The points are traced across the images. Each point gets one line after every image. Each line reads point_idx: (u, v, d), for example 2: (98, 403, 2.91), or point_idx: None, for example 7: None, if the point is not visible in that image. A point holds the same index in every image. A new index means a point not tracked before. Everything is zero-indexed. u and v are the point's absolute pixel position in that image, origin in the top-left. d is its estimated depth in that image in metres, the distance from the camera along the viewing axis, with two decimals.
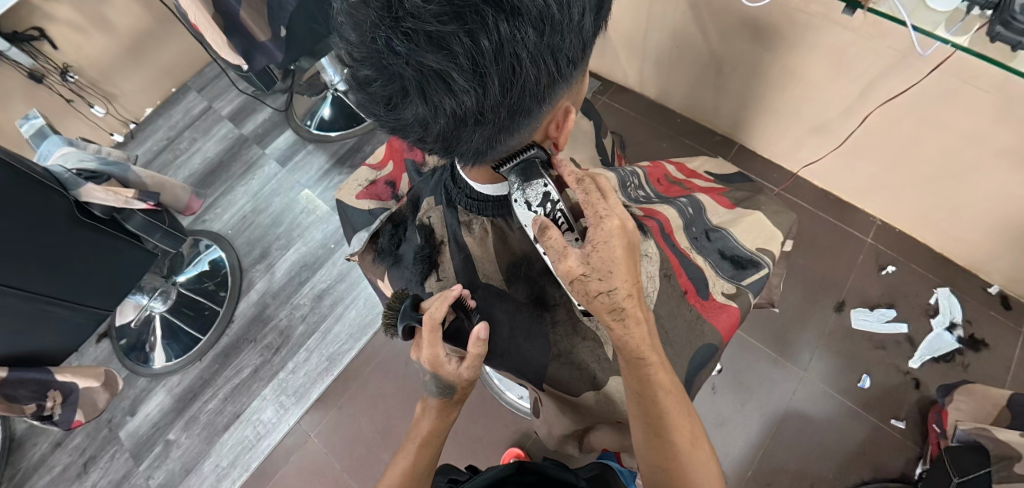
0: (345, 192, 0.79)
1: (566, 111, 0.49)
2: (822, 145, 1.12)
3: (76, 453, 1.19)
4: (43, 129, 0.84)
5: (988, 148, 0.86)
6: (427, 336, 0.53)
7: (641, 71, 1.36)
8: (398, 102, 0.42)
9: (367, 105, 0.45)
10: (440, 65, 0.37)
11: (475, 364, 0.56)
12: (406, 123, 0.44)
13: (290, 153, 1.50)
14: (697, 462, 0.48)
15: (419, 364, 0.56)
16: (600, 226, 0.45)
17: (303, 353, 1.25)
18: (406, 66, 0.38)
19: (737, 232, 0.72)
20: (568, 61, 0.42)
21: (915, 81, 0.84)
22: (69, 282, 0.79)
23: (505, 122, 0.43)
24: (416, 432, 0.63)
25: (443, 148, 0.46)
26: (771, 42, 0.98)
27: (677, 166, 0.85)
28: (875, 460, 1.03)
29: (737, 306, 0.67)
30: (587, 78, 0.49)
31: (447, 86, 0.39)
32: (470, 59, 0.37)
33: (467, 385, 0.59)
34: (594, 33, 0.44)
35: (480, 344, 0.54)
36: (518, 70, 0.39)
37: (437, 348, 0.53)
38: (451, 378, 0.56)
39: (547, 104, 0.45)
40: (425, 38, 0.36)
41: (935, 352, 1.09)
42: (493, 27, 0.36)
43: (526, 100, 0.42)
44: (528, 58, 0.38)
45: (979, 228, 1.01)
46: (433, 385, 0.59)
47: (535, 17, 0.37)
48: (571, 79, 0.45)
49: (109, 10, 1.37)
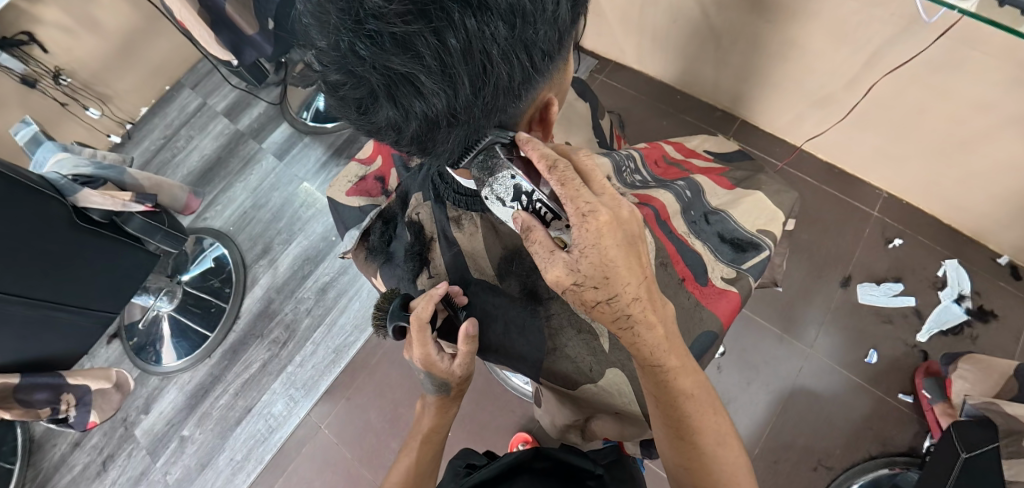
0: (336, 188, 0.78)
1: (548, 103, 0.47)
2: (825, 118, 1.10)
3: (95, 453, 1.21)
4: (38, 135, 0.84)
5: (998, 115, 0.83)
6: (417, 336, 0.53)
7: (639, 47, 1.33)
8: (368, 105, 0.41)
9: (340, 109, 0.44)
10: (406, 68, 0.36)
11: (467, 359, 0.57)
12: (380, 127, 0.43)
13: (287, 147, 1.49)
14: (721, 460, 0.50)
15: (413, 363, 0.56)
16: (585, 223, 0.42)
17: (310, 346, 1.25)
18: (373, 70, 0.37)
19: (736, 214, 0.71)
20: (544, 55, 0.41)
21: (922, 48, 0.81)
22: (71, 287, 0.80)
23: (480, 122, 0.42)
24: (421, 428, 0.63)
25: (419, 150, 0.45)
26: (770, 13, 0.96)
27: (675, 146, 0.84)
28: (883, 434, 1.03)
29: (737, 291, 0.66)
30: (568, 66, 0.47)
31: (416, 89, 0.38)
32: (437, 60, 0.36)
33: (460, 382, 0.59)
34: (571, 22, 0.42)
35: (470, 341, 0.55)
36: (489, 69, 0.38)
37: (429, 347, 0.53)
38: (445, 376, 0.57)
39: (524, 100, 0.44)
40: (390, 40, 0.35)
41: (943, 325, 1.08)
42: (459, 24, 0.35)
43: (500, 98, 0.41)
44: (499, 55, 0.37)
45: (988, 197, 0.99)
46: (429, 381, 0.59)
47: (505, 11, 0.35)
48: (548, 72, 0.43)
49: (97, 10, 1.36)
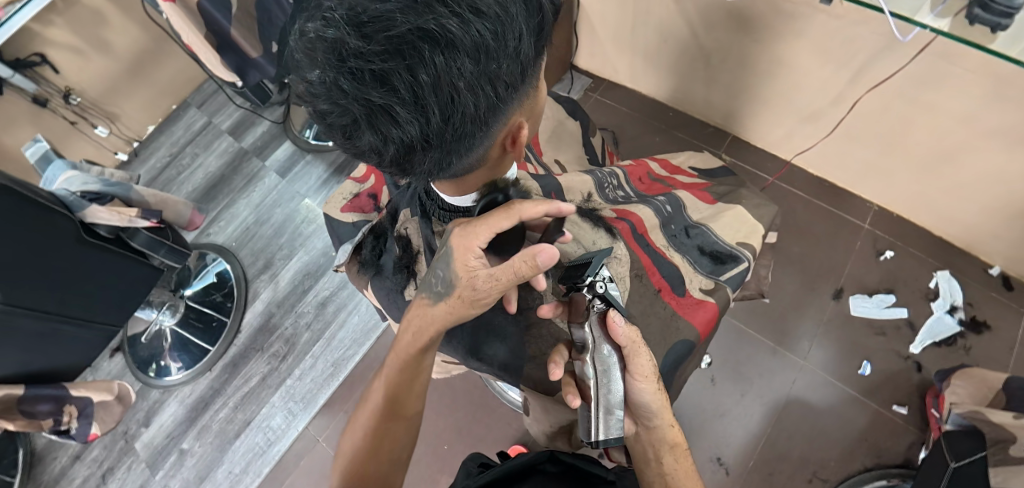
0: (331, 205, 0.81)
1: (519, 126, 0.49)
2: (813, 134, 1.13)
3: (95, 466, 1.22)
4: (48, 152, 0.87)
5: (982, 127, 0.86)
6: (495, 218, 0.48)
7: (631, 65, 1.36)
8: (352, 131, 0.43)
9: (327, 134, 0.47)
10: (383, 100, 0.39)
11: (501, 277, 0.48)
12: (363, 150, 0.45)
13: (289, 165, 1.52)
14: None
15: (451, 233, 0.51)
16: None
17: (309, 360, 1.27)
18: (354, 102, 0.40)
19: (717, 228, 0.73)
20: (509, 86, 0.43)
21: (904, 64, 0.84)
22: (79, 301, 0.82)
23: (452, 147, 0.45)
24: (406, 346, 0.54)
25: (399, 171, 0.48)
26: (756, 32, 1.00)
27: (661, 163, 0.87)
28: (877, 446, 1.03)
29: (715, 302, 0.67)
30: (537, 94, 0.50)
31: (392, 118, 0.40)
32: (411, 92, 0.39)
33: (469, 290, 0.50)
34: (534, 55, 0.45)
35: (525, 265, 0.46)
36: (458, 99, 0.40)
37: (485, 231, 0.48)
38: (460, 269, 0.50)
39: (494, 126, 0.46)
40: (368, 76, 0.38)
41: (935, 336, 1.09)
42: (429, 60, 0.37)
43: (470, 125, 0.43)
44: (466, 86, 0.39)
45: (976, 209, 1.02)
46: (446, 266, 0.51)
47: (471, 48, 0.38)
48: (516, 100, 0.46)
49: (107, 32, 1.41)
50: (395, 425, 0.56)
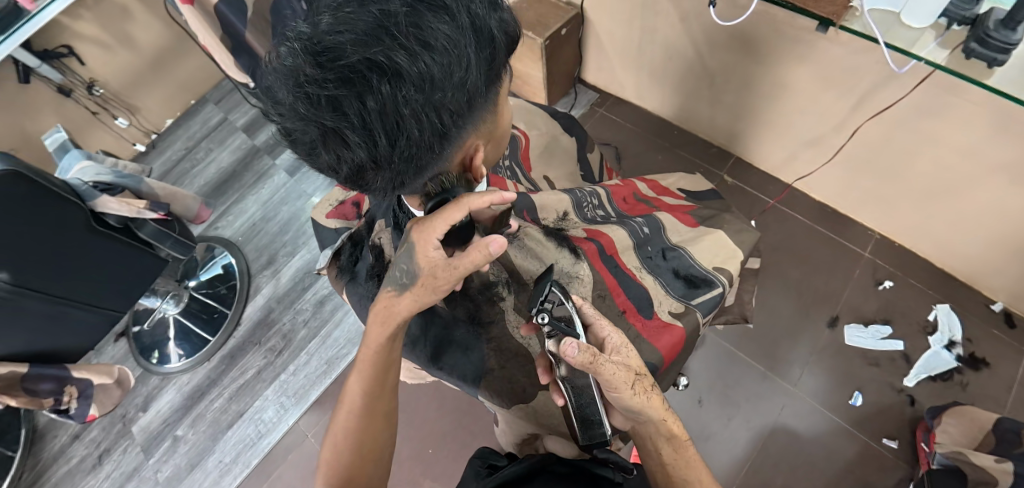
0: (320, 210, 0.84)
1: (475, 148, 0.51)
2: (815, 159, 1.13)
3: (92, 446, 1.25)
4: (65, 143, 0.91)
5: (986, 160, 0.86)
6: (450, 212, 0.48)
7: (638, 83, 1.38)
8: (312, 150, 0.45)
9: (293, 149, 0.49)
10: (334, 124, 0.41)
11: (460, 268, 0.48)
12: (323, 167, 0.47)
13: (299, 164, 1.56)
14: None
15: (411, 231, 0.51)
16: (624, 346, 0.51)
17: (304, 356, 1.30)
18: (309, 124, 0.42)
19: (695, 251, 0.74)
20: (457, 114, 0.45)
21: (905, 93, 0.85)
22: (85, 287, 0.86)
23: (403, 169, 0.47)
24: (375, 337, 0.53)
25: (358, 187, 0.50)
26: (760, 55, 1.01)
27: (649, 184, 0.88)
28: (864, 479, 1.02)
29: (682, 326, 0.69)
30: (494, 119, 0.51)
31: (343, 140, 0.42)
32: (359, 118, 0.40)
33: (431, 279, 0.50)
34: (487, 84, 0.46)
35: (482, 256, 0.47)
36: (404, 126, 0.42)
37: (441, 226, 0.48)
38: (422, 264, 0.50)
39: (446, 149, 0.48)
40: (320, 101, 0.40)
41: (931, 370, 1.08)
42: (376, 89, 0.39)
43: (420, 150, 0.45)
44: (411, 113, 0.41)
45: (979, 242, 1.01)
46: (407, 259, 0.51)
47: (416, 78, 0.39)
48: (468, 126, 0.47)
49: (133, 27, 1.46)
50: (373, 424, 0.56)
